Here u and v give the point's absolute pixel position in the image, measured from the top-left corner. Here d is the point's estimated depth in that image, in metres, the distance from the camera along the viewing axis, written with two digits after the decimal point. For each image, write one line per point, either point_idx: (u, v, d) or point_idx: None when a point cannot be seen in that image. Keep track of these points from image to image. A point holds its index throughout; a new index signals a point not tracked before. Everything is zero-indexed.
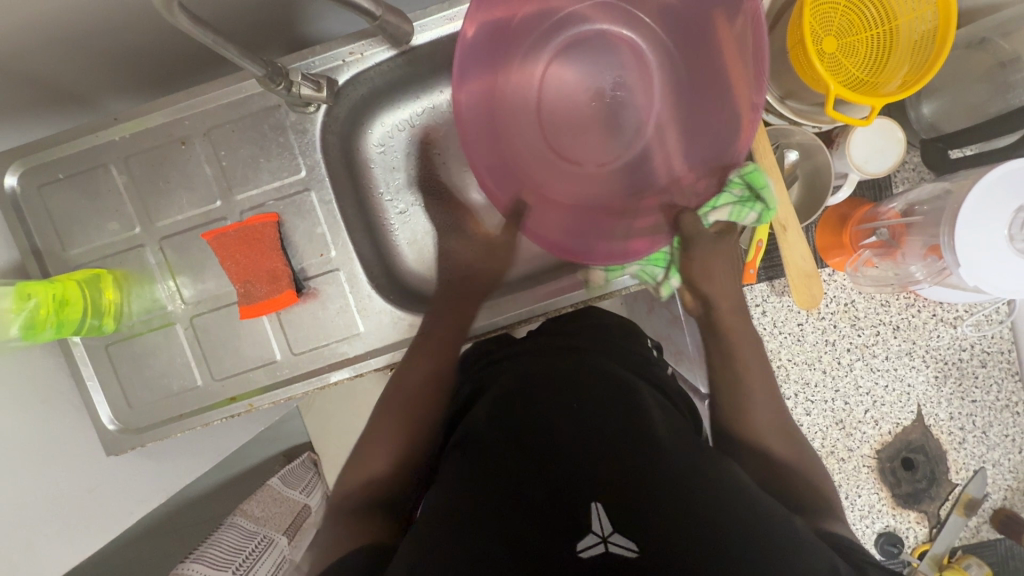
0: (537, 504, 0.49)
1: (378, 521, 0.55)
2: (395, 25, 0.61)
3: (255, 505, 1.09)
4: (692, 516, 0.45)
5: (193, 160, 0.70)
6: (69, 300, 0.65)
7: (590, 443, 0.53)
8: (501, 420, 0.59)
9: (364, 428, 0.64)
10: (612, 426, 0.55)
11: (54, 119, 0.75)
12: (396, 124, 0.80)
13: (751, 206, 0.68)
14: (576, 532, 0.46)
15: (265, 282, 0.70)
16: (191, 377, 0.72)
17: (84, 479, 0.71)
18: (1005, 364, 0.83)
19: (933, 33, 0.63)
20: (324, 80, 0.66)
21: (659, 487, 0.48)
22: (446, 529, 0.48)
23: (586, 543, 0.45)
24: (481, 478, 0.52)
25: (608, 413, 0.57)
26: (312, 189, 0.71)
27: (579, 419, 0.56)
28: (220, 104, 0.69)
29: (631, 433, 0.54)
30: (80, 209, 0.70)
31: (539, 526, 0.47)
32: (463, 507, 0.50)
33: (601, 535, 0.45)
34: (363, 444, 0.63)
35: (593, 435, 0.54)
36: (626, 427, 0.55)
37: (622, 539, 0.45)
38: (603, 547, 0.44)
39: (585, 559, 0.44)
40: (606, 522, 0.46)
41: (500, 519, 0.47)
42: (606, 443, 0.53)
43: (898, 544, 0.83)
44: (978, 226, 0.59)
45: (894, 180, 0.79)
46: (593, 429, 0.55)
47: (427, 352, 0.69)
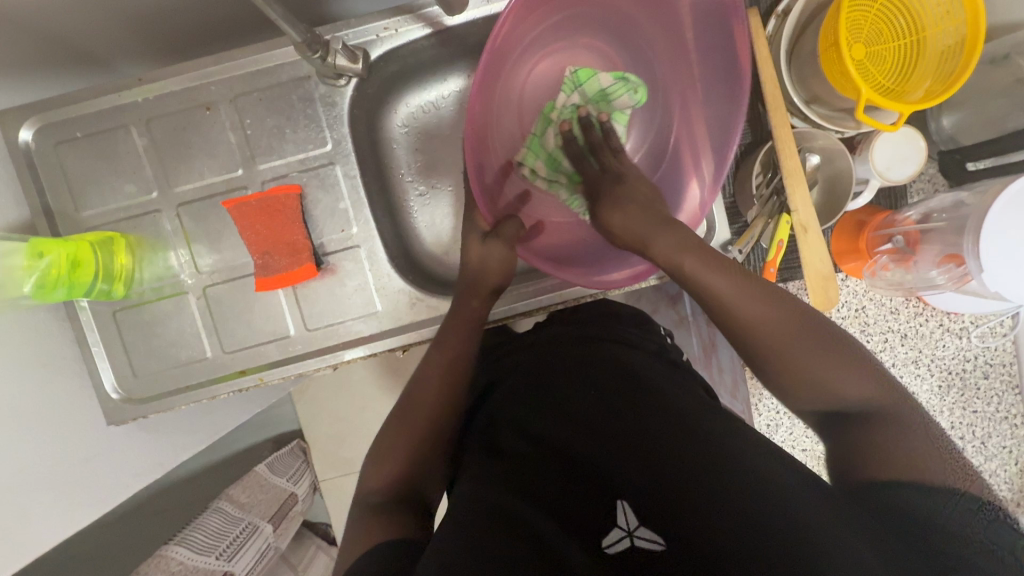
0: (561, 497, 0.50)
1: (394, 509, 0.53)
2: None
3: (241, 491, 1.06)
4: (718, 497, 0.44)
5: (217, 126, 0.69)
6: (82, 262, 0.64)
7: (604, 429, 0.54)
8: (526, 417, 0.59)
9: (382, 429, 0.62)
10: (628, 411, 0.55)
11: (70, 78, 0.73)
12: (421, 106, 0.79)
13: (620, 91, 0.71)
14: (599, 528, 0.47)
15: (285, 254, 0.69)
16: (200, 348, 0.71)
17: (82, 448, 0.69)
18: (1006, 377, 0.84)
19: (959, 47, 0.64)
20: (359, 52, 0.65)
21: (685, 474, 0.47)
22: (475, 525, 0.46)
23: (612, 538, 0.46)
24: (507, 476, 0.52)
25: (630, 403, 0.56)
26: (337, 163, 0.70)
27: (603, 413, 0.56)
28: (248, 71, 0.68)
29: (646, 417, 0.54)
30: (97, 170, 0.69)
31: (563, 519, 0.48)
32: (489, 501, 0.49)
33: (627, 530, 0.47)
34: (375, 442, 0.61)
35: (608, 421, 0.55)
36: (644, 413, 0.54)
37: (647, 532, 0.46)
38: (629, 541, 0.46)
39: (612, 554, 0.45)
40: (630, 516, 0.47)
41: (523, 522, 0.46)
42: (624, 428, 0.53)
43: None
44: (1003, 233, 0.60)
45: (910, 190, 0.80)
46: (610, 416, 0.55)
47: (453, 350, 0.66)
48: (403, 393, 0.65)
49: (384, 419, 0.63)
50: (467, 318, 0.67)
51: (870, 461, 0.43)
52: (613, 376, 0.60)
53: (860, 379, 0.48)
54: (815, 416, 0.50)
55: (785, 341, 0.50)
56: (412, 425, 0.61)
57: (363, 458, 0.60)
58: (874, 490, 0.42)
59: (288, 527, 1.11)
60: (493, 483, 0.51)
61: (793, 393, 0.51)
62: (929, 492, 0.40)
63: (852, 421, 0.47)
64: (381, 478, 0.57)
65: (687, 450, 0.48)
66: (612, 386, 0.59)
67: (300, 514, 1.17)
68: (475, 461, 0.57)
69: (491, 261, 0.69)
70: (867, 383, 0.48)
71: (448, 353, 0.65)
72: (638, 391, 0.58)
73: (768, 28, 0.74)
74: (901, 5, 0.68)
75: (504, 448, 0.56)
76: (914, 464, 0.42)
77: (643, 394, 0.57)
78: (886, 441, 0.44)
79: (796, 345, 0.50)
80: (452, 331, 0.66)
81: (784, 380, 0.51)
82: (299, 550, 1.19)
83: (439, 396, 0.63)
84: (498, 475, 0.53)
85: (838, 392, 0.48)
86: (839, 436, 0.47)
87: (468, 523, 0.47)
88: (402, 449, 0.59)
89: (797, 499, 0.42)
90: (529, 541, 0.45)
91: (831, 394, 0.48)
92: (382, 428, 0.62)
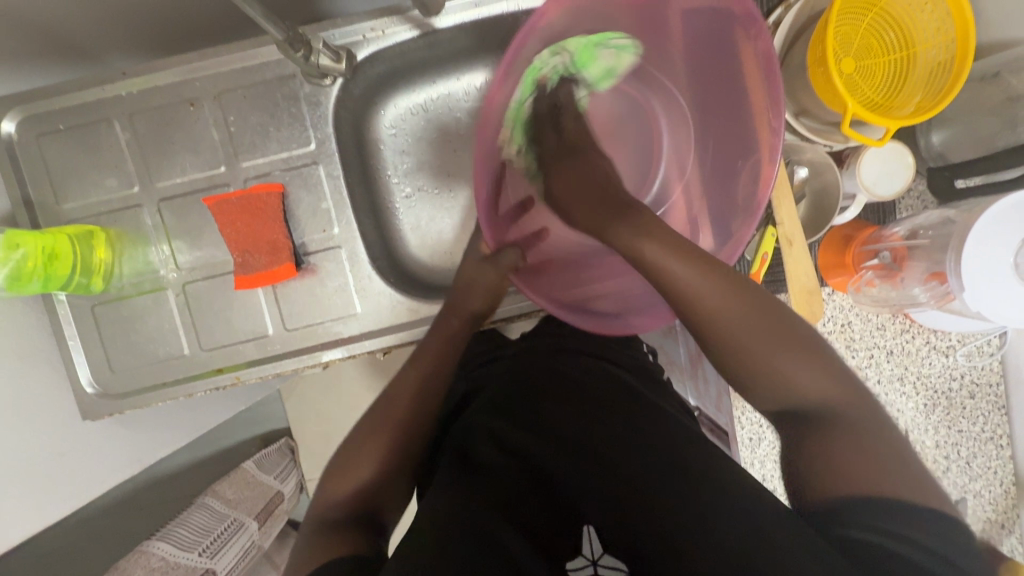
0: (529, 511, 0.49)
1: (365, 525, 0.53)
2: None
3: (226, 486, 1.05)
4: (681, 517, 0.44)
5: (200, 122, 0.68)
6: (60, 255, 0.63)
7: (577, 450, 0.53)
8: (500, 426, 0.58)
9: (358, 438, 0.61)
10: (602, 432, 0.54)
11: (54, 72, 0.73)
12: (409, 108, 0.78)
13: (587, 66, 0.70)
14: (563, 553, 0.46)
15: (265, 253, 0.68)
16: (178, 344, 0.70)
17: (56, 442, 0.68)
18: (993, 397, 0.83)
19: (949, 64, 0.64)
20: (344, 52, 0.65)
21: (656, 494, 0.47)
22: (444, 536, 0.45)
23: (575, 564, 0.46)
24: (478, 484, 0.51)
25: (606, 418, 0.56)
26: (320, 162, 0.70)
27: (579, 426, 0.56)
28: (233, 68, 0.68)
29: (620, 439, 0.53)
30: (78, 163, 0.68)
31: (534, 538, 0.47)
32: (463, 510, 0.48)
33: (591, 558, 0.46)
34: (352, 450, 0.60)
35: (581, 440, 0.54)
36: (620, 432, 0.54)
37: (612, 560, 0.46)
38: (592, 570, 0.45)
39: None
40: (596, 543, 0.47)
41: (492, 535, 0.46)
42: (598, 446, 0.53)
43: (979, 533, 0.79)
44: (988, 252, 0.60)
45: (898, 206, 0.80)
46: (585, 434, 0.55)
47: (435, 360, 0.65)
48: (375, 402, 0.64)
49: (357, 430, 0.62)
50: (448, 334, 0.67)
51: (841, 474, 0.42)
52: (590, 395, 0.60)
53: (818, 376, 0.48)
54: (773, 413, 0.50)
55: (747, 342, 0.50)
56: (386, 435, 0.60)
57: (335, 463, 0.60)
58: (837, 515, 0.41)
59: (274, 526, 1.10)
60: (463, 491, 0.50)
61: (751, 387, 0.51)
62: (906, 515, 0.39)
63: (809, 420, 0.47)
64: (352, 489, 0.56)
65: (662, 474, 0.48)
66: (586, 405, 0.58)
67: (285, 512, 1.16)
68: (448, 468, 0.56)
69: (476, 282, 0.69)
70: (826, 381, 0.48)
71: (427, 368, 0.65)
72: (611, 410, 0.58)
73: None
74: (891, 19, 0.67)
75: (476, 455, 0.55)
76: (883, 480, 0.41)
77: (621, 416, 0.57)
78: (843, 450, 0.43)
79: (755, 343, 0.50)
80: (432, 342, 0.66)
81: (741, 374, 0.51)
82: (281, 549, 1.18)
83: (414, 408, 0.62)
84: (470, 481, 0.52)
85: (795, 387, 0.49)
86: (794, 434, 0.47)
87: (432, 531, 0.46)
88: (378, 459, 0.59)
89: (763, 518, 0.43)
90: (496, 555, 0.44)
91: (787, 387, 0.49)
92: (358, 436, 0.61)
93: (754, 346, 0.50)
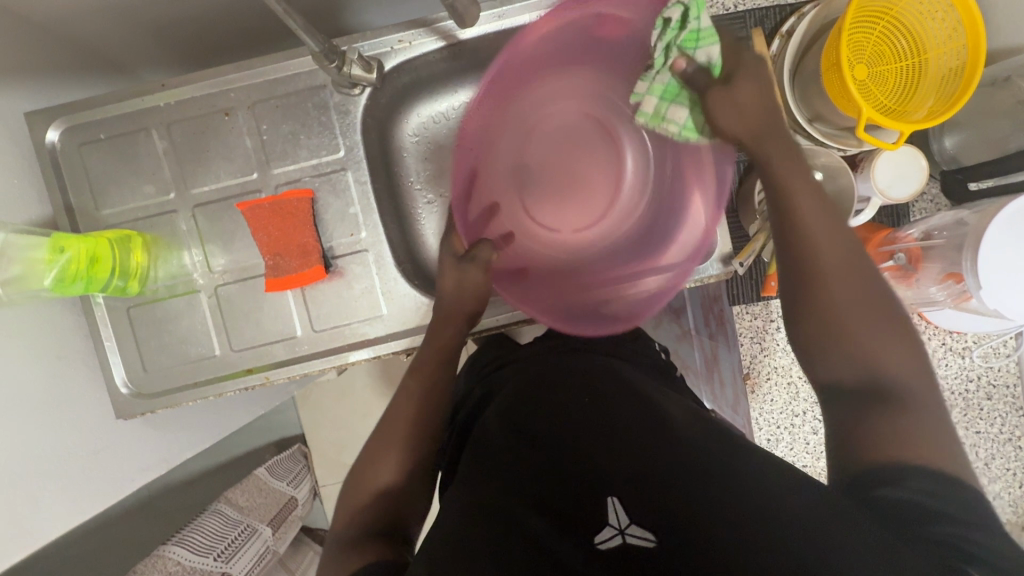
0: (548, 495, 0.51)
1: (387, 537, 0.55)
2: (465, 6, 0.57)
3: (240, 494, 1.08)
4: (692, 490, 0.47)
5: (234, 131, 0.71)
6: (101, 259, 0.66)
7: (586, 434, 0.56)
8: (518, 420, 0.60)
9: (379, 445, 0.63)
10: (610, 416, 0.57)
11: (95, 85, 0.76)
12: (432, 116, 0.81)
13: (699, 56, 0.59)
14: (591, 526, 0.48)
15: (296, 256, 0.71)
16: (209, 345, 0.72)
17: (92, 439, 0.70)
18: (1010, 399, 0.84)
19: (961, 70, 0.66)
20: (376, 62, 0.67)
21: (672, 476, 0.49)
22: (465, 531, 0.48)
23: (604, 536, 0.47)
24: (501, 476, 0.54)
25: (618, 408, 0.58)
26: (348, 169, 0.72)
27: (590, 417, 0.58)
28: (267, 79, 0.70)
29: (636, 428, 0.55)
30: (117, 170, 0.71)
31: (557, 518, 0.49)
32: (485, 503, 0.51)
33: (618, 527, 0.47)
34: (376, 458, 0.62)
35: (589, 424, 0.57)
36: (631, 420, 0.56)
37: (638, 530, 0.46)
38: (621, 539, 0.46)
39: (604, 550, 0.46)
40: (622, 514, 0.47)
41: (514, 521, 0.48)
42: (606, 427, 0.56)
43: None
44: (1002, 253, 0.61)
45: (912, 209, 0.81)
46: (595, 418, 0.58)
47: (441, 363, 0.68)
48: (387, 408, 0.67)
49: (377, 431, 0.65)
50: (446, 340, 0.68)
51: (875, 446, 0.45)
52: (599, 383, 0.63)
53: (904, 358, 0.49)
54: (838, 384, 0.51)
55: (851, 299, 0.51)
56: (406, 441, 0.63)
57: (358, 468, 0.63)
58: (869, 481, 0.44)
59: (287, 531, 1.11)
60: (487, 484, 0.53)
61: (822, 357, 0.52)
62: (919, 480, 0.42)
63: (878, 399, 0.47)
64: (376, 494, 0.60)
65: (675, 456, 0.50)
66: (595, 393, 0.61)
67: (299, 518, 1.17)
68: (469, 464, 0.59)
69: (466, 286, 0.69)
70: (911, 365, 0.48)
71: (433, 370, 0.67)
72: (616, 393, 0.61)
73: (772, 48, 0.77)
74: (903, 26, 0.69)
75: (495, 449, 0.58)
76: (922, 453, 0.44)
77: (628, 398, 0.60)
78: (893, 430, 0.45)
79: (857, 310, 0.51)
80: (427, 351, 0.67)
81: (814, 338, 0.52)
82: (298, 554, 1.18)
83: (421, 401, 0.65)
84: (493, 476, 0.55)
85: (880, 363, 0.49)
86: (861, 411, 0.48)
87: (459, 519, 0.50)
88: (399, 457, 0.62)
89: (780, 494, 0.44)
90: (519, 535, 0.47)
91: (872, 363, 0.49)
92: (379, 442, 0.64)
93: (849, 309, 0.51)
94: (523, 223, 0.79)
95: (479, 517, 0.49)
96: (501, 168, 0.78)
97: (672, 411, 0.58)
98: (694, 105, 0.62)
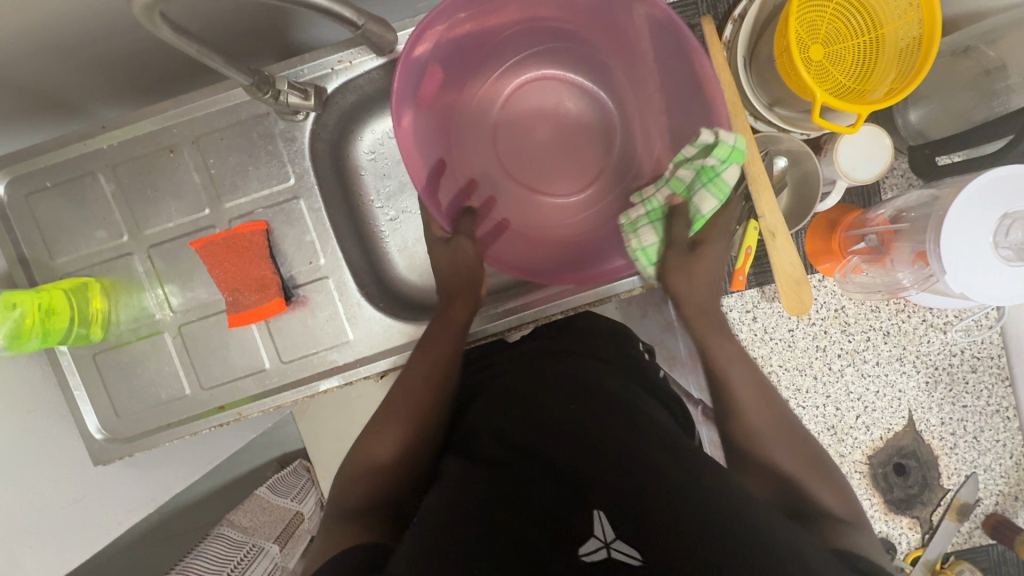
0: (531, 500, 0.48)
1: (375, 522, 0.53)
2: (378, 34, 0.57)
3: (243, 514, 1.04)
4: (676, 506, 0.45)
5: (181, 168, 0.70)
6: (56, 309, 0.65)
7: (572, 437, 0.53)
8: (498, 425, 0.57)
9: (374, 429, 0.62)
10: (597, 420, 0.54)
11: (42, 131, 0.75)
12: (386, 132, 0.79)
13: (706, 185, 0.62)
14: (575, 537, 0.44)
15: (253, 289, 0.70)
16: (179, 385, 0.72)
17: (71, 487, 0.70)
18: (995, 369, 0.83)
19: (919, 42, 0.63)
20: (312, 88, 0.66)
21: (664, 489, 0.46)
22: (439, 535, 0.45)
23: (589, 547, 0.44)
24: (478, 479, 0.51)
25: (608, 416, 0.55)
26: (301, 197, 0.71)
27: (580, 416, 0.55)
28: (208, 112, 0.69)
29: (627, 437, 0.52)
30: (68, 218, 0.70)
31: (539, 526, 0.45)
32: (466, 507, 0.48)
33: (604, 540, 0.44)
34: (377, 440, 0.60)
35: (576, 427, 0.54)
36: (623, 428, 0.53)
37: (624, 545, 0.43)
38: (606, 552, 0.43)
39: (588, 564, 0.43)
40: (608, 527, 0.45)
41: (493, 523, 0.46)
42: (590, 432, 0.53)
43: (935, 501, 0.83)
44: (965, 236, 0.60)
45: (884, 186, 0.79)
46: (581, 422, 0.54)
47: (429, 352, 0.65)
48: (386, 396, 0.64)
49: (372, 420, 0.63)
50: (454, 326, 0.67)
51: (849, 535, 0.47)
52: (580, 385, 0.61)
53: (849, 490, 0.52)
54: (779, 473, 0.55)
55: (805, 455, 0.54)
56: (395, 432, 0.61)
57: (351, 457, 0.61)
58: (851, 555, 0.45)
59: (296, 546, 1.07)
60: (466, 487, 0.50)
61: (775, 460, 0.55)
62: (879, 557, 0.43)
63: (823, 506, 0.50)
64: (361, 477, 0.58)
65: (664, 469, 0.48)
66: (582, 397, 0.58)
67: (309, 531, 1.12)
68: (446, 469, 0.56)
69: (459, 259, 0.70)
70: (837, 498, 0.52)
71: (423, 350, 0.66)
72: (602, 398, 0.58)
73: (725, 34, 0.74)
74: (857, 4, 0.67)
75: (474, 453, 0.56)
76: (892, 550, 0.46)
77: (609, 402, 0.58)
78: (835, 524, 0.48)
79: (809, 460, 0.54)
80: (432, 334, 0.67)
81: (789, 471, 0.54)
82: None
83: (403, 396, 0.63)
84: (471, 480, 0.51)
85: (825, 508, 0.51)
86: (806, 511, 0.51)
87: (440, 523, 0.46)
88: (392, 443, 0.60)
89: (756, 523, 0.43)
90: (502, 549, 0.43)
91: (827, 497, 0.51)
92: (372, 427, 0.62)
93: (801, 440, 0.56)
94: (528, 201, 0.76)
95: (459, 519, 0.46)
96: (471, 150, 0.75)
97: (658, 424, 0.56)
98: (662, 238, 0.65)
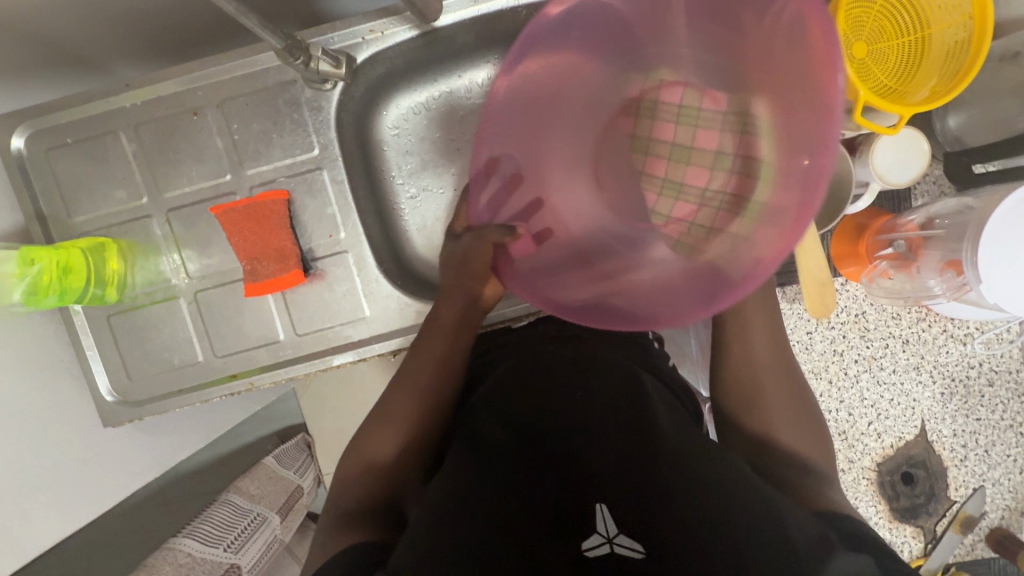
0: (535, 493, 0.47)
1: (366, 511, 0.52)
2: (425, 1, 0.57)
3: (250, 482, 1.00)
4: (689, 518, 0.43)
5: (204, 131, 0.69)
6: (74, 267, 0.65)
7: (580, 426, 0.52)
8: (506, 410, 0.56)
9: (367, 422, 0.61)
10: (604, 411, 0.53)
11: (64, 86, 0.73)
12: (411, 107, 0.78)
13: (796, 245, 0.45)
14: (579, 531, 0.44)
15: (274, 260, 0.69)
16: (192, 352, 0.71)
17: (80, 447, 0.70)
18: (1012, 385, 0.82)
19: (967, 43, 0.61)
20: (344, 57, 0.64)
21: (670, 489, 0.45)
22: (440, 515, 0.45)
23: (591, 543, 0.43)
24: (485, 463, 0.50)
25: (619, 407, 0.54)
26: (324, 168, 0.70)
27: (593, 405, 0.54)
28: (235, 76, 0.68)
29: (640, 431, 0.51)
30: (88, 177, 0.69)
31: (545, 520, 0.45)
32: (464, 490, 0.47)
33: (606, 536, 0.43)
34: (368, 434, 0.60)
35: (584, 420, 0.53)
36: (635, 421, 0.52)
37: (627, 540, 0.43)
38: (608, 547, 0.42)
39: (591, 559, 0.42)
40: (610, 522, 0.44)
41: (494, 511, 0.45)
42: (597, 423, 0.52)
43: (938, 512, 0.83)
44: (1002, 245, 0.59)
45: (915, 192, 0.78)
46: (589, 416, 0.53)
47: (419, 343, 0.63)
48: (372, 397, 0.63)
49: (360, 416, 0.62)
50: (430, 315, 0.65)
51: None
52: (591, 374, 0.59)
53: None
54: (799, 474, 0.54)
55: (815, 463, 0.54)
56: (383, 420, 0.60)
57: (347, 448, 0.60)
58: None
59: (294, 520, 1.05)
60: (467, 475, 0.49)
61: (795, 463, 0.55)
62: None
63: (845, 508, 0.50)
64: (356, 469, 0.58)
65: (675, 472, 0.46)
66: (592, 386, 0.57)
67: (304, 508, 1.09)
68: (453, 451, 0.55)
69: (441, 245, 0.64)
70: None
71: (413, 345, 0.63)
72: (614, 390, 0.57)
73: None
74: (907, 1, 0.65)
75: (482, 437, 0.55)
76: None
77: (621, 392, 0.56)
78: None
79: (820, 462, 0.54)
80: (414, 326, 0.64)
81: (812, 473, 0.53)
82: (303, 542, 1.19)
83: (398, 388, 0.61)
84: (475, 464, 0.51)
85: None
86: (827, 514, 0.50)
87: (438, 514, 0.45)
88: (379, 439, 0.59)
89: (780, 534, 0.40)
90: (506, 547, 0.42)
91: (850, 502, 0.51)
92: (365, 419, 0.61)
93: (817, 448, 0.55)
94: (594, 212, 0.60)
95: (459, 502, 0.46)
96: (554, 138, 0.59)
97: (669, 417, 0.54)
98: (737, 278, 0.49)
